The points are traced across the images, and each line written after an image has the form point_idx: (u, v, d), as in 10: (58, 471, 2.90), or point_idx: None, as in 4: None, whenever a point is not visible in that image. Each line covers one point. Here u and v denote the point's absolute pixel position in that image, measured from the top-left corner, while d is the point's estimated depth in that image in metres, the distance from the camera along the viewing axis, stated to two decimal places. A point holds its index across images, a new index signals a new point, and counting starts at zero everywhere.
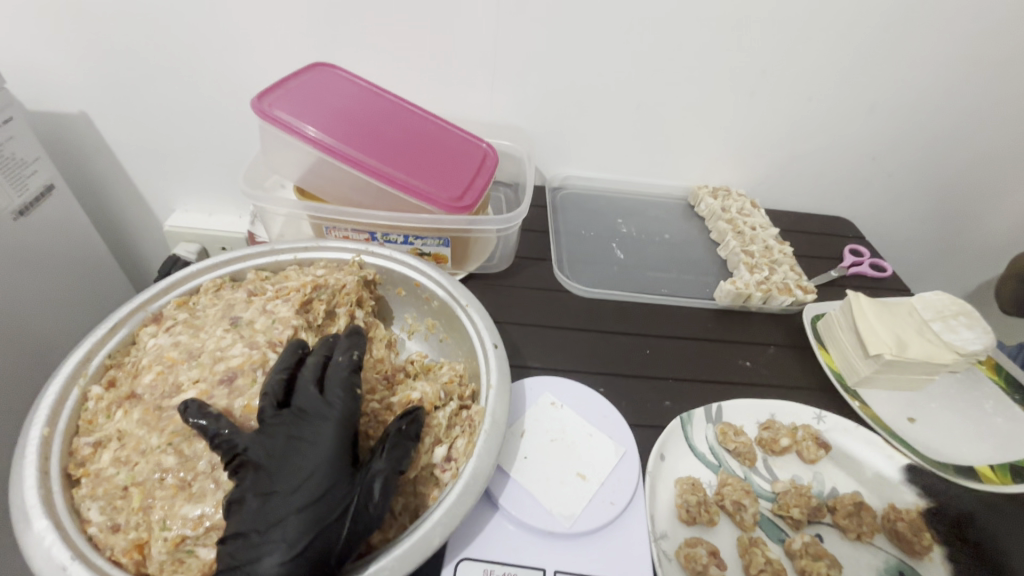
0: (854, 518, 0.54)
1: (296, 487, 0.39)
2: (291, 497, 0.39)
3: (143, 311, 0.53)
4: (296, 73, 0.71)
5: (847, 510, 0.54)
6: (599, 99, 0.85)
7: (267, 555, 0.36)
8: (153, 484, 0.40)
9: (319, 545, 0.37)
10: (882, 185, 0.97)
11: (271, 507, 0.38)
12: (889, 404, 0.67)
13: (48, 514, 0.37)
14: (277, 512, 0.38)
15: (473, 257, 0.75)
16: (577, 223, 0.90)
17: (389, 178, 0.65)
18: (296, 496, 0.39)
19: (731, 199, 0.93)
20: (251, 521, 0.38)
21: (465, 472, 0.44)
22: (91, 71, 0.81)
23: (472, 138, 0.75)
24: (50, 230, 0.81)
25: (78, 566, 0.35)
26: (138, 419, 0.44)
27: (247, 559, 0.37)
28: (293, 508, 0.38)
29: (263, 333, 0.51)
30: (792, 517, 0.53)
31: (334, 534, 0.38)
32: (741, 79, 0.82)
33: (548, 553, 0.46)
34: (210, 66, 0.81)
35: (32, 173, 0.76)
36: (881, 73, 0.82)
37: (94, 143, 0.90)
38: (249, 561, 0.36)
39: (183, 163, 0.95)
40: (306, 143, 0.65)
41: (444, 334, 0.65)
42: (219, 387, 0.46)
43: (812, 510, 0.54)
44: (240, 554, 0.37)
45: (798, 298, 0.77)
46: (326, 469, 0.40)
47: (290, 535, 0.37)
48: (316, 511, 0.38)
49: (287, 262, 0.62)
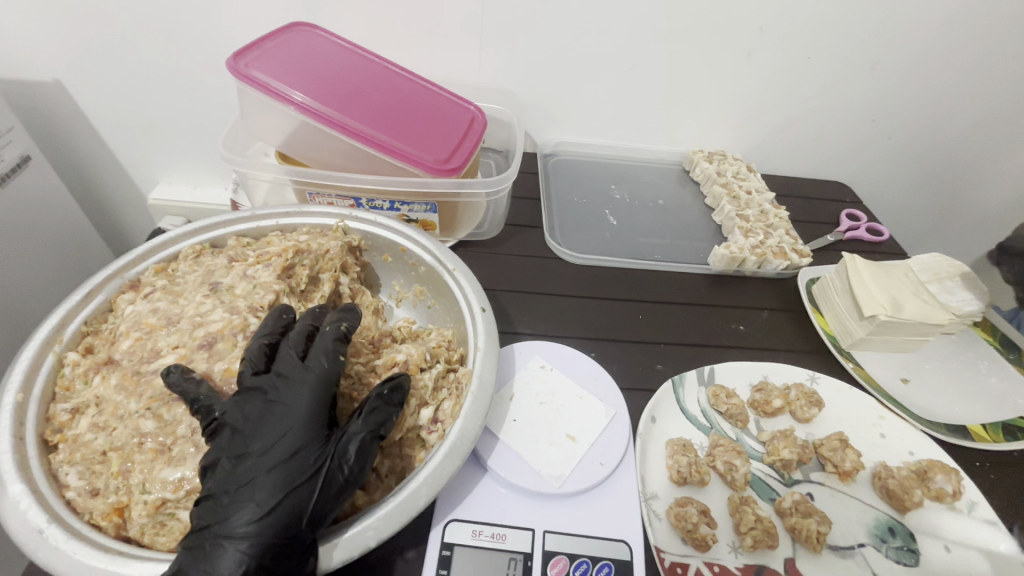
0: (838, 453, 0.54)
1: (270, 448, 0.39)
2: (263, 458, 0.38)
3: (120, 277, 0.52)
4: (273, 34, 0.68)
5: (830, 445, 0.55)
6: (592, 61, 0.82)
7: (237, 515, 0.36)
8: (132, 448, 0.40)
9: (293, 506, 0.37)
10: (882, 149, 0.95)
11: (244, 470, 0.38)
12: (882, 366, 0.67)
13: (23, 479, 0.36)
14: (248, 473, 0.38)
15: (463, 223, 0.73)
16: (569, 190, 0.88)
17: (373, 140, 0.63)
18: (269, 459, 0.38)
19: (727, 162, 0.91)
20: (222, 483, 0.37)
21: (451, 432, 0.43)
22: (60, 36, 0.77)
23: (460, 99, 0.72)
24: (28, 205, 0.79)
25: (55, 529, 0.35)
26: (115, 384, 0.43)
27: (216, 519, 0.36)
28: (264, 468, 0.38)
29: (243, 298, 0.49)
30: (782, 460, 0.54)
31: (311, 495, 0.37)
32: (739, 37, 0.79)
33: (537, 513, 0.46)
34: (186, 29, 0.77)
35: (6, 144, 0.73)
36: (883, 30, 0.79)
37: (69, 112, 0.87)
38: (220, 521, 0.36)
39: (164, 133, 0.92)
40: (286, 105, 0.62)
41: (433, 300, 0.63)
42: (199, 352, 0.45)
43: (800, 452, 0.55)
44: (210, 514, 0.36)
45: (793, 262, 0.75)
46: (300, 431, 0.39)
47: (261, 495, 0.37)
48: (289, 472, 0.38)
49: (268, 228, 0.61)
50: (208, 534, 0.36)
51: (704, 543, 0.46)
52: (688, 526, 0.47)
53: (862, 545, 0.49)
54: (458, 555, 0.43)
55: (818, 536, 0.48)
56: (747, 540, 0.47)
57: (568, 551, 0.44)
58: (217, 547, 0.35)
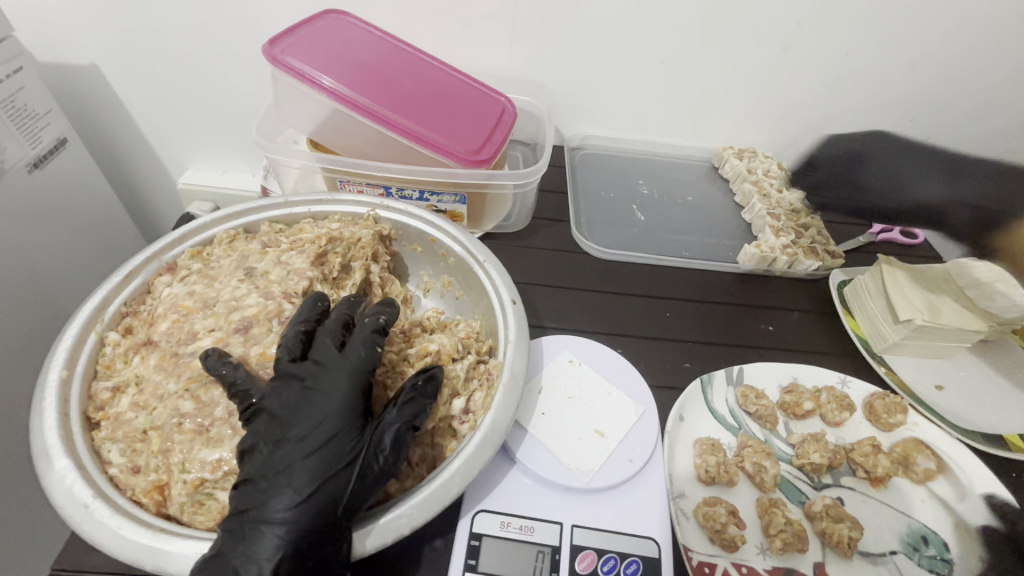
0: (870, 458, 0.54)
1: (308, 437, 0.39)
2: (301, 444, 0.39)
3: (157, 260, 0.53)
4: (309, 21, 0.68)
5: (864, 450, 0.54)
6: (624, 53, 0.80)
7: (274, 503, 0.36)
8: (171, 428, 0.40)
9: (329, 496, 0.37)
10: (920, 149, 0.92)
11: (282, 459, 0.38)
12: (915, 371, 0.65)
13: (69, 454, 0.37)
14: (286, 459, 0.38)
15: (490, 214, 0.73)
16: (596, 184, 0.87)
17: (405, 130, 0.63)
18: (306, 449, 0.38)
19: (757, 160, 0.89)
20: (260, 468, 0.38)
21: (483, 424, 0.43)
22: (97, 22, 0.78)
23: (490, 90, 0.72)
24: (65, 187, 0.81)
25: (99, 504, 0.35)
26: (155, 364, 0.44)
27: (255, 503, 0.37)
28: (302, 455, 0.38)
29: (278, 284, 0.50)
30: (812, 463, 0.53)
31: (347, 484, 0.38)
32: (775, 32, 0.78)
33: (564, 507, 0.46)
34: (222, 15, 0.78)
35: (44, 126, 0.75)
36: (928, 26, 0.76)
37: (104, 96, 0.89)
38: (257, 509, 0.36)
39: (197, 119, 0.93)
40: (321, 92, 0.62)
41: (461, 291, 0.63)
42: (235, 335, 0.45)
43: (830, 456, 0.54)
44: (248, 498, 0.37)
45: (824, 263, 0.74)
46: (337, 418, 0.40)
47: (296, 485, 0.37)
48: (325, 463, 0.38)
49: (301, 215, 0.61)
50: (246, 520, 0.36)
51: (732, 542, 0.46)
52: (716, 524, 0.46)
53: (895, 552, 0.49)
54: (486, 545, 0.44)
55: (849, 541, 0.47)
56: (776, 543, 0.46)
57: (595, 546, 0.44)
58: (256, 532, 0.35)
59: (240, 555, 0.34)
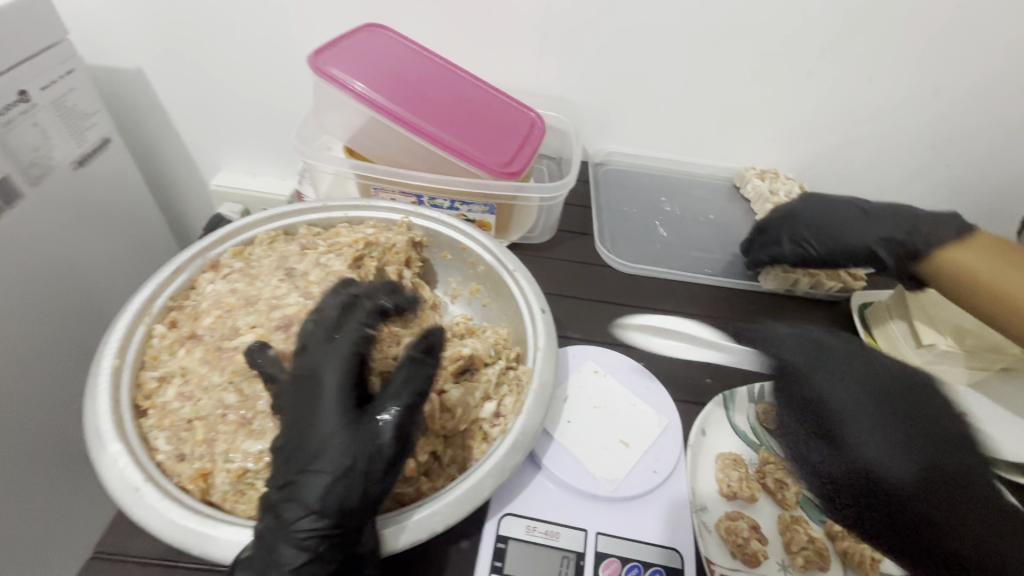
0: None
1: (308, 425, 0.38)
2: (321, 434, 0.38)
3: (202, 258, 0.55)
4: (349, 32, 0.70)
5: None
6: (651, 73, 0.83)
7: (291, 496, 0.36)
8: (216, 419, 0.42)
9: (333, 483, 0.36)
10: (942, 176, 0.93)
11: (291, 450, 0.38)
12: (939, 396, 0.65)
13: (121, 439, 0.39)
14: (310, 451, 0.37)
15: (517, 226, 0.75)
16: (619, 200, 0.89)
17: (442, 142, 0.65)
18: (309, 437, 0.38)
19: (779, 181, 0.90)
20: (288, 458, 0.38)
21: (514, 429, 0.44)
22: (146, 28, 0.82)
23: (520, 104, 0.74)
24: (105, 185, 0.84)
25: (149, 488, 0.37)
26: (200, 357, 0.46)
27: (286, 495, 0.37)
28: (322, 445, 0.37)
29: (317, 285, 0.51)
30: None
31: (347, 470, 0.36)
32: (800, 57, 0.79)
33: (589, 515, 0.47)
34: (264, 26, 0.81)
35: (90, 126, 0.79)
36: (951, 56, 0.78)
37: (145, 98, 0.92)
38: (276, 505, 0.36)
39: (232, 124, 0.96)
40: (361, 103, 0.65)
41: (488, 299, 0.65)
42: (276, 332, 0.47)
43: None
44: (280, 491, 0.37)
45: (845, 284, 0.75)
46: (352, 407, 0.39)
47: (306, 477, 0.36)
48: (324, 448, 0.37)
49: (338, 219, 0.63)
50: (269, 517, 0.36)
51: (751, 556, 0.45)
52: (734, 536, 0.46)
53: None
54: (513, 548, 0.44)
55: (873, 562, 0.46)
56: (798, 560, 0.47)
57: (619, 554, 0.45)
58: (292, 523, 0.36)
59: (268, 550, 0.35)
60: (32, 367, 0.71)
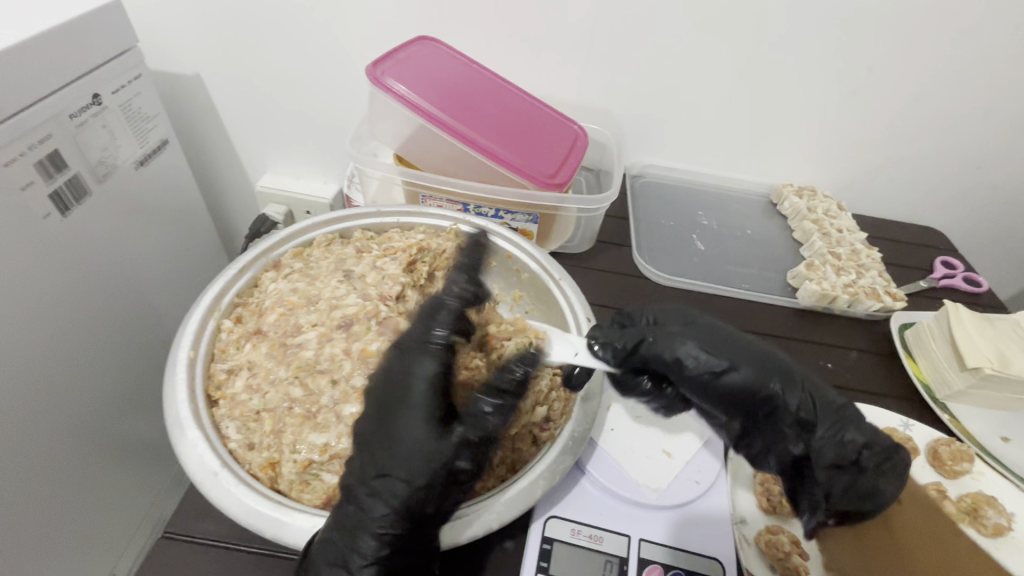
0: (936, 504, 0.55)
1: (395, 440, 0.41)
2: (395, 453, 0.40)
3: (264, 257, 0.57)
4: (404, 44, 0.73)
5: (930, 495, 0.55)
6: (692, 89, 0.84)
7: (373, 505, 0.40)
8: (283, 411, 0.46)
9: (417, 501, 0.40)
10: (985, 197, 0.92)
11: (376, 460, 0.41)
12: (981, 421, 0.65)
13: (198, 426, 0.43)
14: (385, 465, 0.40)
15: (556, 235, 0.77)
16: (656, 213, 0.90)
17: (490, 152, 0.67)
18: (397, 454, 0.40)
19: (817, 199, 0.90)
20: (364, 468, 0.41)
21: (565, 434, 0.47)
22: (207, 37, 0.86)
23: (566, 117, 0.75)
24: (161, 184, 0.88)
25: (226, 473, 0.41)
26: (266, 352, 0.49)
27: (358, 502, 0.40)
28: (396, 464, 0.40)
29: (374, 286, 0.54)
30: None
31: (431, 492, 0.40)
32: (843, 77, 0.80)
33: (632, 521, 0.48)
34: (319, 37, 0.85)
35: (152, 128, 0.83)
36: (998, 77, 0.77)
37: (201, 102, 0.96)
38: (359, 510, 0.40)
39: (280, 129, 1.00)
40: (416, 113, 0.67)
41: (532, 306, 0.68)
42: (338, 331, 0.50)
43: None
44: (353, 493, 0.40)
45: (885, 305, 0.74)
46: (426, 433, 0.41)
47: (389, 489, 0.40)
48: (411, 468, 0.40)
49: (390, 224, 0.65)
50: (347, 518, 0.40)
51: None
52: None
53: None
54: (558, 549, 0.46)
55: None
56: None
57: (662, 561, 0.46)
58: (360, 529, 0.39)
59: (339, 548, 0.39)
60: (87, 355, 0.75)
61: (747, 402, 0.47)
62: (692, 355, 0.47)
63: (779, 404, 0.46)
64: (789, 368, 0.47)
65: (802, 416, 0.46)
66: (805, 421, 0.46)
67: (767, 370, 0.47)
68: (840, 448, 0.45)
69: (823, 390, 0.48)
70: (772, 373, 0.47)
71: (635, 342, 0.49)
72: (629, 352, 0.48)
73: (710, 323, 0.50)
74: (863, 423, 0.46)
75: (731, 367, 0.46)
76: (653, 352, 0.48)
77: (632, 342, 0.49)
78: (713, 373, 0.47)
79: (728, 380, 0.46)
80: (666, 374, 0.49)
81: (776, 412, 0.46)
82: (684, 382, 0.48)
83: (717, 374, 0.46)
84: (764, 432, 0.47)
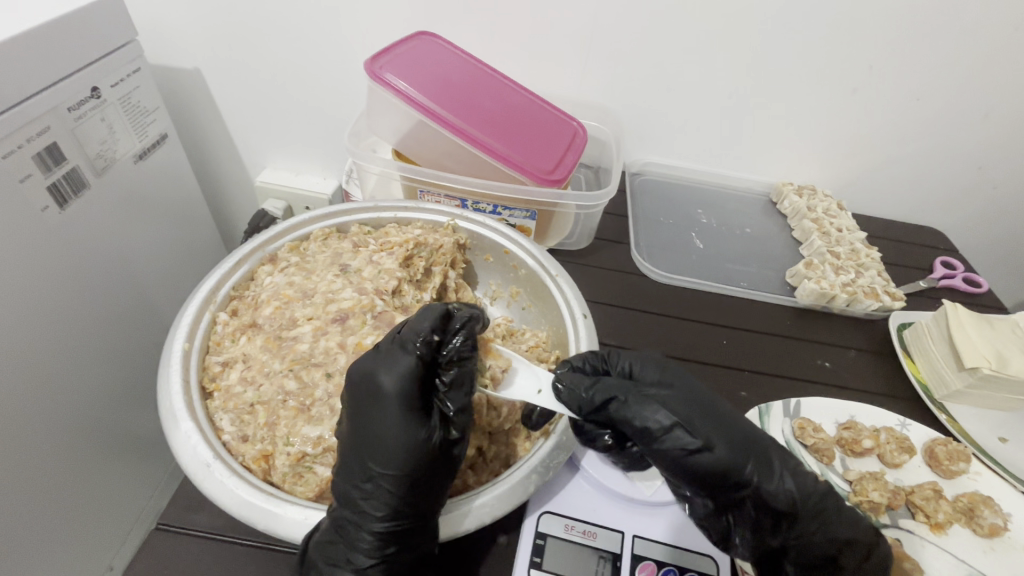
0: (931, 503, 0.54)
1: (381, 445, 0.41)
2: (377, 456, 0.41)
3: (261, 250, 0.57)
4: (403, 39, 0.73)
5: (925, 494, 0.54)
6: (693, 86, 0.83)
7: (365, 506, 0.41)
8: (277, 404, 0.46)
9: (409, 499, 0.41)
10: (986, 197, 0.91)
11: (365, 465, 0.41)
12: (978, 421, 0.64)
13: (191, 418, 0.43)
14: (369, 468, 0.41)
15: (555, 231, 0.77)
16: (655, 210, 0.90)
17: (488, 148, 0.67)
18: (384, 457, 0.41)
19: (817, 198, 0.89)
20: (350, 471, 0.42)
21: (557, 431, 0.48)
22: (207, 30, 0.86)
23: (564, 113, 0.75)
24: (159, 178, 0.88)
25: (218, 465, 0.41)
26: (261, 345, 0.49)
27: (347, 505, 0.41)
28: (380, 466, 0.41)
29: (370, 281, 0.54)
30: (871, 501, 0.54)
31: (423, 488, 0.42)
32: (845, 75, 0.80)
33: (626, 517, 0.48)
34: (319, 31, 0.85)
35: (151, 122, 0.83)
36: (1001, 76, 0.77)
37: (201, 96, 0.96)
38: (354, 511, 0.41)
39: (279, 124, 1.00)
40: (414, 108, 0.67)
41: (528, 302, 0.67)
42: (333, 324, 0.49)
43: (890, 496, 0.54)
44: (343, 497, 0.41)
45: (884, 304, 0.74)
46: (403, 435, 0.41)
47: (381, 490, 0.41)
48: (395, 467, 0.41)
49: (387, 219, 0.65)
50: (340, 519, 0.41)
51: (824, 455, 0.57)
52: (810, 437, 0.58)
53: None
54: (551, 545, 0.46)
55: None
56: None
57: (655, 557, 0.46)
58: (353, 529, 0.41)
59: (334, 548, 0.40)
60: (83, 347, 0.74)
61: (717, 485, 0.42)
62: (663, 424, 0.42)
63: (751, 489, 0.42)
64: (768, 454, 0.43)
65: (780, 505, 0.42)
66: (783, 513, 0.42)
67: (745, 449, 0.42)
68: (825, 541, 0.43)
69: (808, 479, 0.44)
70: (749, 454, 0.42)
71: (604, 398, 0.44)
72: (596, 407, 0.45)
73: (689, 386, 0.46)
74: (844, 513, 0.44)
75: (708, 444, 0.41)
76: (622, 414, 0.44)
77: (602, 398, 0.45)
78: (686, 449, 0.41)
79: (700, 461, 0.41)
80: (633, 438, 0.44)
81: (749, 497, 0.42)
82: (652, 452, 0.43)
83: (691, 451, 0.41)
84: (735, 514, 0.43)
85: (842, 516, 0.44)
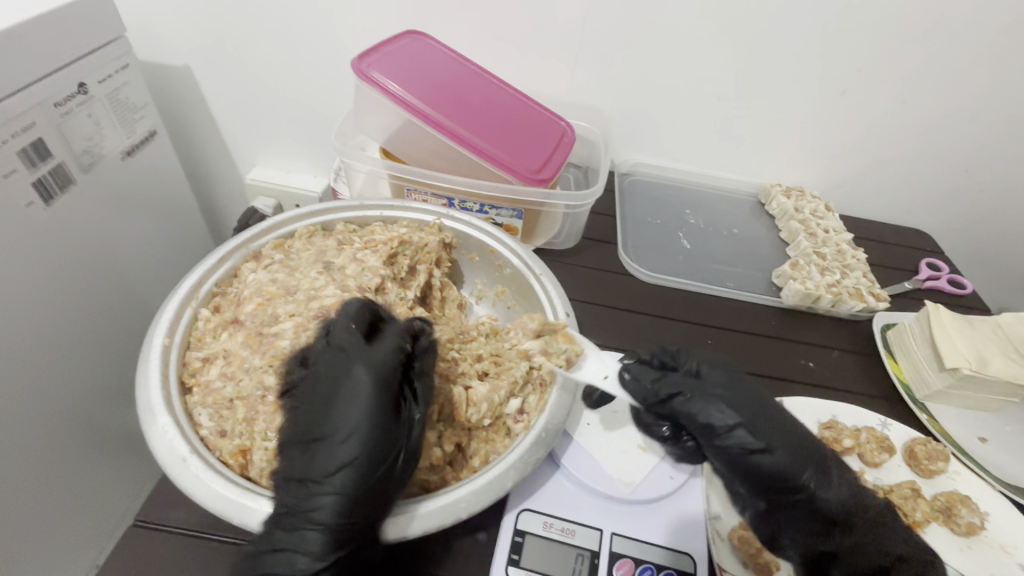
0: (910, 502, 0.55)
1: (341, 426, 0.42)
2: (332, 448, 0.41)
3: (244, 248, 0.57)
4: (393, 38, 0.73)
5: (903, 492, 0.55)
6: (682, 87, 0.84)
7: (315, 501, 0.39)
8: (255, 399, 0.46)
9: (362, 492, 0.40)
10: (972, 200, 0.92)
11: (318, 449, 0.41)
12: (959, 421, 0.65)
13: (169, 413, 0.43)
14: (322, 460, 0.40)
15: (542, 231, 0.77)
16: (643, 210, 0.90)
17: (474, 147, 0.67)
18: (338, 436, 0.41)
19: (805, 199, 0.90)
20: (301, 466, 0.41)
21: (538, 425, 0.48)
22: (197, 27, 0.86)
23: (552, 113, 0.75)
24: (148, 174, 0.88)
25: (195, 459, 0.41)
26: (242, 341, 0.49)
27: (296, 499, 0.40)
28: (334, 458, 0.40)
29: (353, 278, 0.54)
30: None
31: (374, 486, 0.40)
32: (832, 78, 0.80)
33: (605, 515, 0.48)
34: (309, 29, 0.85)
35: (139, 118, 0.83)
36: (986, 80, 0.78)
37: (191, 93, 0.96)
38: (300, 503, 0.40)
39: (270, 122, 1.00)
40: (401, 107, 0.67)
41: (513, 301, 0.68)
42: (315, 321, 0.49)
43: None
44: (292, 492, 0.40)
45: (869, 305, 0.74)
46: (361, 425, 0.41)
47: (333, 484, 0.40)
48: (350, 459, 0.40)
49: (372, 217, 0.65)
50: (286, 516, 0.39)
51: None
52: None
53: None
54: (529, 542, 0.46)
55: None
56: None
57: (633, 555, 0.46)
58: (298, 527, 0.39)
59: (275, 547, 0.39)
60: (68, 344, 0.74)
61: (770, 484, 0.44)
62: (723, 423, 0.44)
63: (806, 496, 0.44)
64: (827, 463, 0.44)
65: (833, 512, 0.44)
66: (834, 521, 0.44)
67: (805, 458, 0.44)
68: (877, 554, 0.44)
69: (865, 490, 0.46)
70: (808, 463, 0.44)
71: (669, 392, 0.46)
72: (660, 400, 0.46)
73: (754, 388, 0.47)
74: (898, 528, 0.45)
75: (769, 447, 0.44)
76: (686, 409, 0.45)
77: (666, 391, 0.46)
78: (746, 449, 0.44)
79: (758, 461, 0.44)
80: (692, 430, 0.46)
81: (800, 502, 0.44)
82: (711, 446, 0.45)
83: (751, 450, 0.44)
84: (786, 517, 0.45)
85: (894, 530, 0.45)
